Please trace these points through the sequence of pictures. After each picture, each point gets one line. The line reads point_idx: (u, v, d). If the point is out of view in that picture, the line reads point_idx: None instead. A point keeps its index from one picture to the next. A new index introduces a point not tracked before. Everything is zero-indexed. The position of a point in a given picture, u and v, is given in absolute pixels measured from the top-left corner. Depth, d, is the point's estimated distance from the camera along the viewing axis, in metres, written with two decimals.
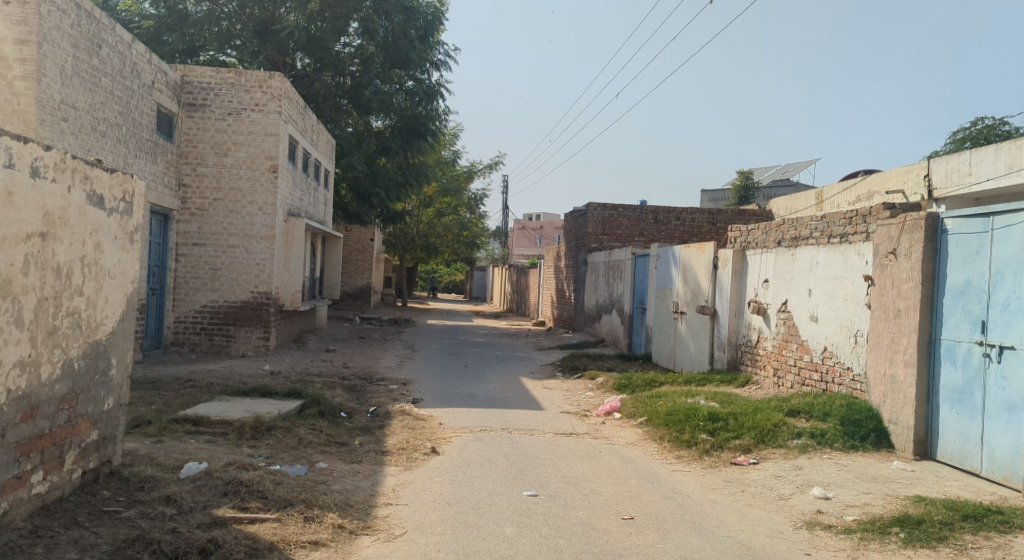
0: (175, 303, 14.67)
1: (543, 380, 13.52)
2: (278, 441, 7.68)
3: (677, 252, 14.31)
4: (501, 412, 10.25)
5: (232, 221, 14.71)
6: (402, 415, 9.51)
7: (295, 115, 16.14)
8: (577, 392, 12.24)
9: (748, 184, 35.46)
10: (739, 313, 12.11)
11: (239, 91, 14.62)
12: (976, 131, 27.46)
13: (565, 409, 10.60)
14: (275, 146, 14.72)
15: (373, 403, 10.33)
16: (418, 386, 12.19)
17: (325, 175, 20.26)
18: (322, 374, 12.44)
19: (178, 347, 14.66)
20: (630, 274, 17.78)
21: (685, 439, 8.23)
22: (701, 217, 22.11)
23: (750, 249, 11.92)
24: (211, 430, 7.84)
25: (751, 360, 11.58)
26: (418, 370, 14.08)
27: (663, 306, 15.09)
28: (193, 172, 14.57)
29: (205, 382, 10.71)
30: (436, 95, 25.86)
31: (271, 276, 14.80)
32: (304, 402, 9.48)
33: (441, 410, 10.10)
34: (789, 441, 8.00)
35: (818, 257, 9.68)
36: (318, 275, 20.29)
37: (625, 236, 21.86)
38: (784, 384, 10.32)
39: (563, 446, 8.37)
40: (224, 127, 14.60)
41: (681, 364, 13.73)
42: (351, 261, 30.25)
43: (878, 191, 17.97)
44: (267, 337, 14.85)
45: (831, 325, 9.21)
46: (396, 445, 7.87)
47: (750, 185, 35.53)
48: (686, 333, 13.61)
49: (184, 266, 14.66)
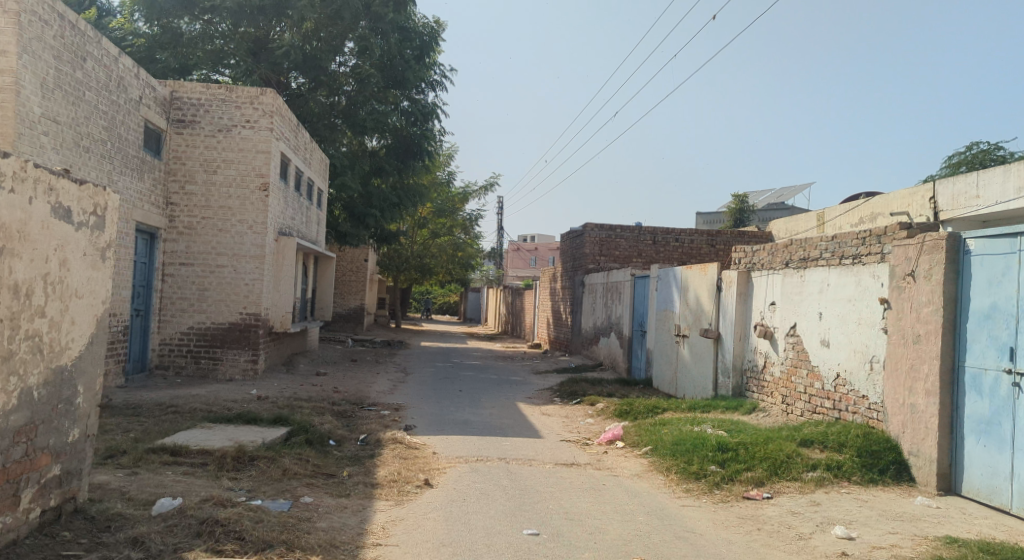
0: (161, 324, 14.21)
1: (540, 406, 13.06)
2: (261, 472, 7.21)
3: (679, 273, 13.89)
4: (497, 439, 9.79)
5: (221, 240, 14.28)
6: (394, 443, 9.05)
7: (287, 132, 15.75)
8: (577, 418, 11.79)
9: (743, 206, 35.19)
10: (744, 337, 11.68)
11: (230, 107, 14.24)
12: (972, 155, 27.25)
13: (565, 437, 10.14)
14: (266, 164, 14.33)
15: (364, 431, 9.86)
16: (411, 412, 11.73)
17: (317, 194, 19.87)
18: (312, 399, 11.96)
19: (163, 370, 14.18)
20: (629, 296, 17.37)
21: (693, 471, 7.78)
22: (700, 239, 21.79)
23: (755, 270, 11.53)
24: (190, 461, 7.37)
25: (758, 386, 11.14)
26: (412, 395, 13.62)
27: (663, 329, 14.66)
28: (182, 190, 14.17)
29: (189, 408, 10.23)
30: (431, 115, 25.59)
31: (260, 297, 14.34)
32: (290, 429, 9.02)
33: (436, 438, 9.64)
34: (804, 473, 7.57)
35: (829, 278, 9.27)
36: (309, 296, 19.85)
37: (623, 257, 21.46)
38: (793, 412, 9.89)
39: (564, 478, 7.91)
40: (214, 144, 14.21)
41: (684, 389, 13.28)
42: (344, 281, 29.82)
43: (881, 213, 17.61)
44: (255, 360, 14.37)
45: (844, 350, 8.79)
46: (386, 476, 7.41)
47: (745, 208, 35.27)
48: (688, 358, 13.17)
49: (171, 287, 14.22)
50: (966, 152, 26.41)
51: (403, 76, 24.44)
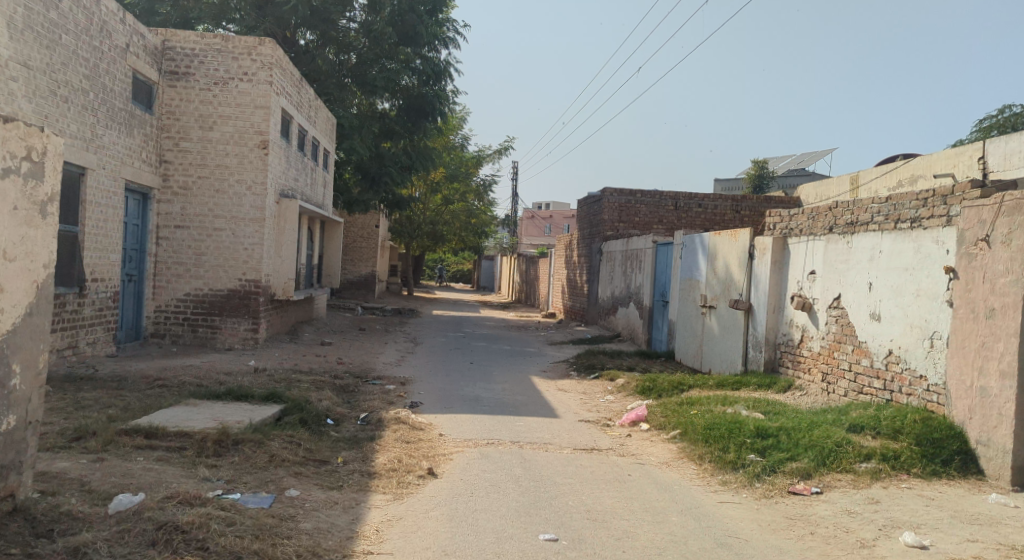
0: (156, 290, 13.40)
1: (557, 381, 12.19)
2: (244, 458, 6.39)
3: (706, 239, 12.95)
4: (510, 419, 8.96)
5: (218, 202, 13.44)
6: (396, 424, 8.25)
7: (289, 87, 14.84)
8: (596, 395, 10.93)
9: (763, 172, 34.05)
10: (778, 309, 10.77)
11: (226, 58, 13.34)
12: (1004, 118, 26.01)
13: (584, 417, 9.30)
14: (265, 120, 13.44)
15: (365, 409, 9.06)
16: (417, 386, 10.94)
17: (323, 155, 19.01)
18: (312, 372, 11.17)
19: (159, 339, 13.41)
20: (651, 264, 16.44)
21: (730, 460, 6.90)
22: (724, 204, 20.82)
23: (793, 236, 10.57)
24: (166, 444, 6.49)
25: (793, 362, 10.25)
26: (419, 367, 12.81)
27: (688, 299, 13.75)
28: (176, 148, 13.30)
29: (177, 381, 9.42)
30: (444, 74, 24.45)
31: (260, 262, 13.51)
32: (283, 408, 8.17)
33: (443, 418, 8.83)
34: (856, 465, 6.69)
35: (882, 245, 8.35)
36: (316, 263, 19.05)
37: (643, 224, 20.48)
38: (837, 392, 9.02)
39: (584, 466, 7.04)
40: (209, 97, 13.32)
41: (710, 364, 12.42)
42: (354, 248, 28.97)
43: (923, 175, 16.57)
44: (256, 329, 13.59)
45: (898, 324, 7.88)
46: (384, 464, 6.59)
47: (765, 173, 34.12)
48: (716, 330, 12.26)
49: (166, 251, 13.40)
50: (999, 115, 25.21)
51: (414, 31, 23.15)
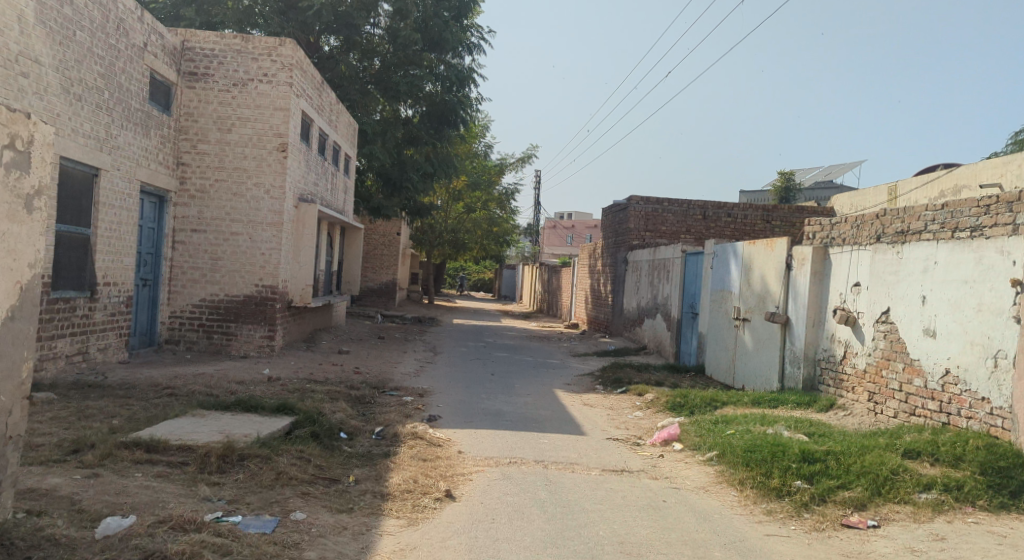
0: (170, 295, 13.02)
1: (582, 395, 11.65)
2: (250, 475, 5.92)
3: (740, 249, 12.39)
4: (534, 436, 8.46)
5: (235, 205, 13.07)
6: (413, 439, 7.79)
7: (310, 89, 14.47)
8: (624, 411, 10.39)
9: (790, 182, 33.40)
10: (818, 323, 10.19)
11: (246, 59, 12.99)
12: None
13: (612, 435, 8.77)
14: (285, 123, 13.08)
15: (381, 422, 8.60)
16: (436, 398, 10.47)
17: (344, 160, 18.67)
18: (328, 382, 10.74)
19: (173, 346, 13.01)
20: (679, 274, 15.87)
21: (775, 486, 6.35)
22: (755, 214, 20.20)
23: (834, 246, 10.02)
24: (167, 459, 6.01)
25: (835, 380, 9.69)
26: (439, 378, 12.36)
27: (719, 311, 13.18)
28: (193, 150, 12.94)
29: (187, 390, 8.98)
30: (468, 80, 23.98)
31: (277, 268, 13.12)
32: (293, 421, 7.69)
33: (462, 433, 8.35)
34: (915, 495, 6.15)
35: (937, 256, 7.89)
36: (335, 269, 18.68)
37: (671, 233, 19.92)
38: (885, 413, 8.48)
39: (614, 490, 6.50)
40: (228, 99, 12.96)
41: (743, 380, 11.85)
42: (375, 255, 28.58)
43: (967, 185, 15.95)
44: (272, 336, 13.18)
45: (956, 341, 7.45)
46: (399, 485, 6.11)
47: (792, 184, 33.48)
48: (750, 344, 11.70)
49: (181, 255, 13.02)
50: None
51: (440, 37, 22.84)
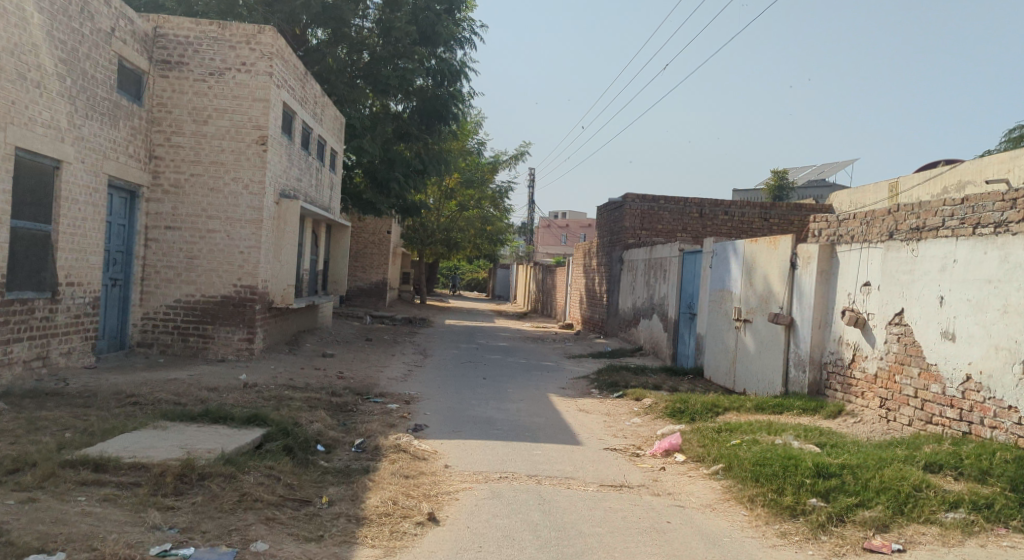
0: (143, 296, 12.41)
1: (577, 400, 11.10)
2: (210, 497, 5.34)
3: (741, 247, 11.87)
4: (525, 447, 7.90)
5: (212, 201, 12.48)
6: (396, 452, 7.23)
7: (292, 80, 13.90)
8: (621, 417, 9.84)
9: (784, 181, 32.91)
10: (825, 325, 9.67)
11: (223, 47, 12.41)
12: None
13: (610, 445, 8.21)
14: (265, 114, 12.49)
15: (362, 433, 8.02)
16: (423, 405, 9.90)
17: (330, 155, 18.07)
18: (308, 388, 10.16)
19: (146, 349, 12.40)
20: (676, 274, 15.33)
21: (788, 504, 5.80)
22: (752, 212, 19.67)
23: (842, 243, 9.49)
24: (117, 478, 5.44)
25: (843, 385, 9.17)
26: (426, 382, 11.79)
27: (719, 312, 12.64)
28: (167, 143, 12.35)
29: (153, 398, 8.39)
30: (460, 75, 23.43)
31: (257, 266, 12.52)
32: (264, 433, 7.10)
33: (449, 444, 7.79)
34: (941, 515, 5.60)
35: (957, 253, 7.38)
36: (321, 269, 18.09)
37: (667, 231, 19.39)
38: (898, 421, 7.93)
39: (613, 510, 5.94)
40: (204, 89, 12.39)
41: (744, 384, 11.32)
42: (364, 254, 27.99)
43: (972, 181, 15.43)
44: (251, 338, 12.59)
45: (979, 346, 6.96)
46: (376, 507, 5.54)
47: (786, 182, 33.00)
48: (753, 347, 11.16)
49: (155, 253, 12.42)
50: None
51: (432, 30, 22.36)
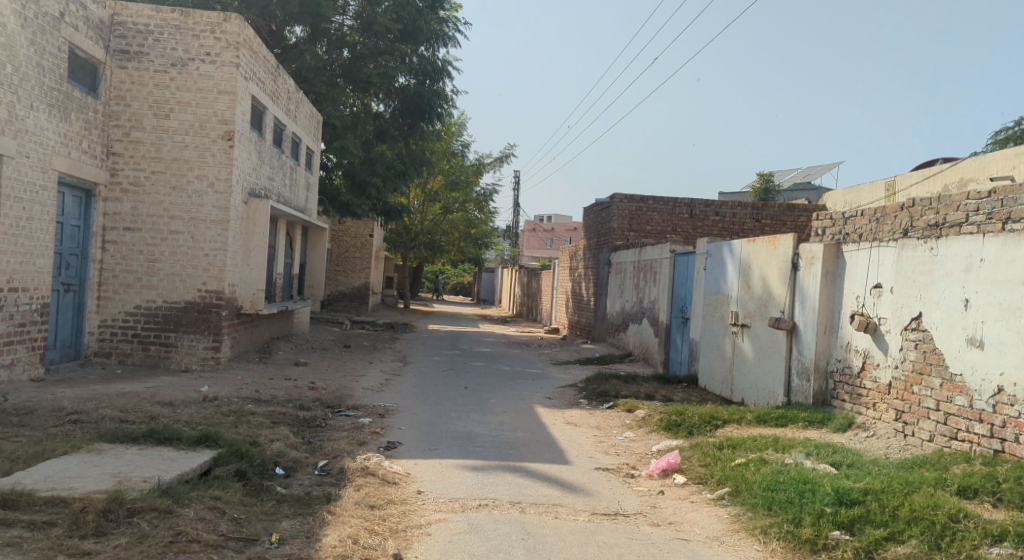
0: (100, 303, 11.58)
1: (565, 412, 10.37)
2: (138, 539, 4.60)
3: (738, 248, 11.16)
4: (508, 467, 7.15)
5: (175, 200, 11.69)
6: (363, 476, 6.47)
7: (261, 73, 13.14)
8: (613, 432, 9.10)
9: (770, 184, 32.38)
10: (831, 330, 8.96)
11: (186, 36, 11.64)
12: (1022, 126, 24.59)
13: (601, 464, 7.47)
14: (231, 108, 11.71)
15: (328, 452, 7.26)
16: (397, 419, 9.13)
17: (305, 153, 17.29)
18: (273, 401, 9.38)
19: (103, 359, 11.56)
20: (668, 276, 14.63)
21: (808, 538, 5.13)
22: (744, 212, 19.00)
23: (848, 242, 8.80)
24: (29, 517, 4.68)
25: (852, 396, 8.48)
26: (404, 393, 11.02)
27: (713, 316, 11.94)
28: (126, 138, 11.55)
29: (98, 415, 7.59)
30: (442, 74, 22.72)
31: (223, 270, 11.73)
32: (215, 456, 6.32)
33: (423, 466, 7.02)
34: (985, 549, 4.89)
35: (985, 251, 6.73)
36: (296, 273, 17.29)
37: (656, 233, 18.72)
38: (917, 436, 7.28)
39: (608, 545, 5.21)
40: (166, 81, 11.61)
41: (743, 393, 10.63)
42: (346, 258, 27.18)
43: (974, 178, 14.82)
44: (217, 347, 11.79)
45: (1013, 354, 6.33)
46: (333, 549, 4.83)
47: (770, 185, 32.50)
48: (752, 354, 10.46)
49: (112, 257, 11.59)
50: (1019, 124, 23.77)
51: (413, 26, 21.63)
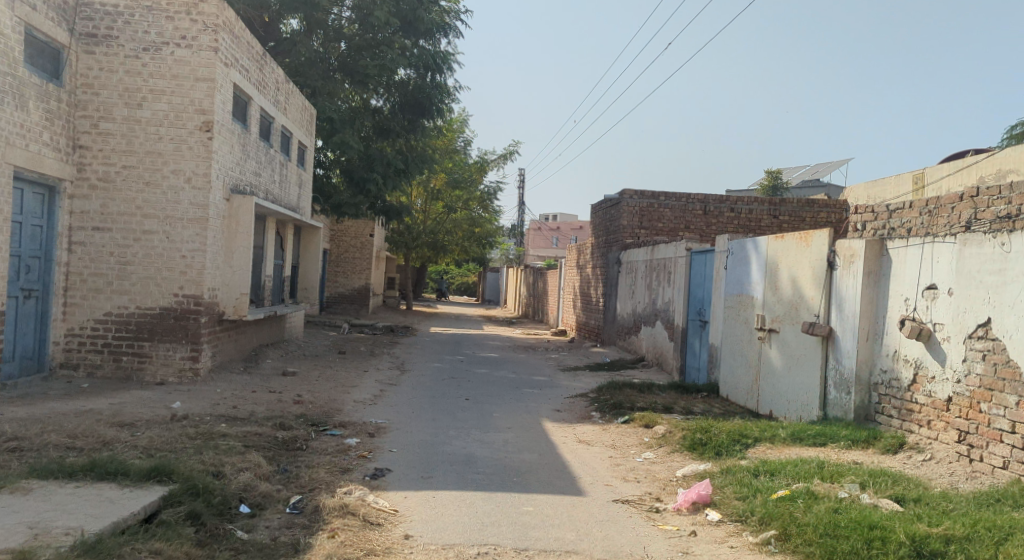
0: (67, 310, 10.64)
1: (575, 427, 9.39)
2: None
3: (763, 245, 10.14)
4: (511, 500, 6.17)
5: (148, 197, 10.73)
6: (342, 517, 5.52)
7: (245, 60, 12.17)
8: (629, 451, 8.12)
9: (776, 181, 31.37)
10: (874, 337, 7.93)
11: (159, 17, 10.69)
12: None
13: (619, 494, 6.49)
14: (209, 96, 10.75)
15: (303, 483, 6.30)
16: (388, 439, 8.15)
17: (297, 148, 16.32)
18: (248, 420, 8.41)
19: (72, 371, 10.63)
20: (683, 277, 13.61)
21: None
22: (760, 208, 17.96)
23: (894, 238, 7.77)
24: None
25: (900, 412, 7.47)
26: (398, 407, 10.05)
27: (736, 320, 10.92)
28: (94, 130, 10.61)
29: (41, 442, 6.74)
30: (443, 66, 21.72)
31: (202, 273, 10.77)
32: (165, 495, 5.38)
33: (415, 500, 6.05)
34: None
35: None
36: (289, 275, 16.34)
37: (668, 230, 17.71)
38: (987, 462, 6.36)
39: None
40: (138, 67, 10.67)
41: (771, 406, 9.61)
42: (346, 259, 26.25)
43: (1013, 169, 13.76)
44: (196, 357, 10.83)
45: None
46: None
47: (777, 181, 31.49)
48: (782, 362, 9.44)
49: (80, 259, 10.65)
50: None
51: (413, 16, 20.62)
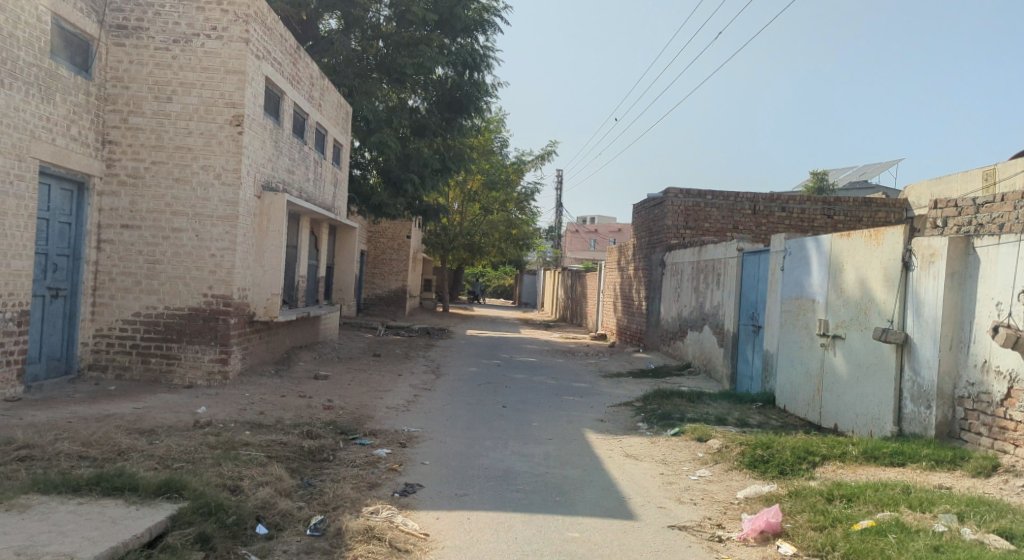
0: (95, 310, 10.23)
1: (622, 439, 8.72)
2: None
3: (826, 244, 9.37)
4: (557, 524, 5.53)
5: (177, 194, 10.30)
6: (365, 543, 4.94)
7: (277, 52, 11.69)
8: (684, 468, 7.43)
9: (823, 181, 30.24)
10: (959, 345, 7.16)
11: (189, 8, 10.26)
12: None
13: (677, 520, 5.81)
14: (240, 89, 10.28)
15: (328, 500, 5.74)
16: (421, 450, 7.56)
17: (332, 146, 15.86)
18: (275, 428, 7.88)
19: (99, 374, 10.23)
20: (734, 279, 12.84)
21: None
22: (814, 208, 17.05)
23: (982, 236, 7.00)
24: None
25: (990, 429, 6.73)
26: (433, 414, 9.48)
27: (795, 324, 10.14)
28: (123, 125, 10.20)
29: (53, 451, 6.26)
30: (482, 63, 21.17)
31: (231, 272, 10.31)
32: (173, 515, 4.86)
33: (449, 522, 5.44)
34: None
35: None
36: (323, 276, 15.88)
37: (715, 231, 16.89)
38: None
39: None
40: (168, 59, 10.25)
41: (836, 418, 8.84)
42: (382, 261, 25.81)
43: None
44: (225, 359, 10.37)
45: None
46: None
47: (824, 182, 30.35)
48: (849, 372, 8.66)
49: (109, 258, 10.24)
50: None
51: (451, 13, 20.13)
